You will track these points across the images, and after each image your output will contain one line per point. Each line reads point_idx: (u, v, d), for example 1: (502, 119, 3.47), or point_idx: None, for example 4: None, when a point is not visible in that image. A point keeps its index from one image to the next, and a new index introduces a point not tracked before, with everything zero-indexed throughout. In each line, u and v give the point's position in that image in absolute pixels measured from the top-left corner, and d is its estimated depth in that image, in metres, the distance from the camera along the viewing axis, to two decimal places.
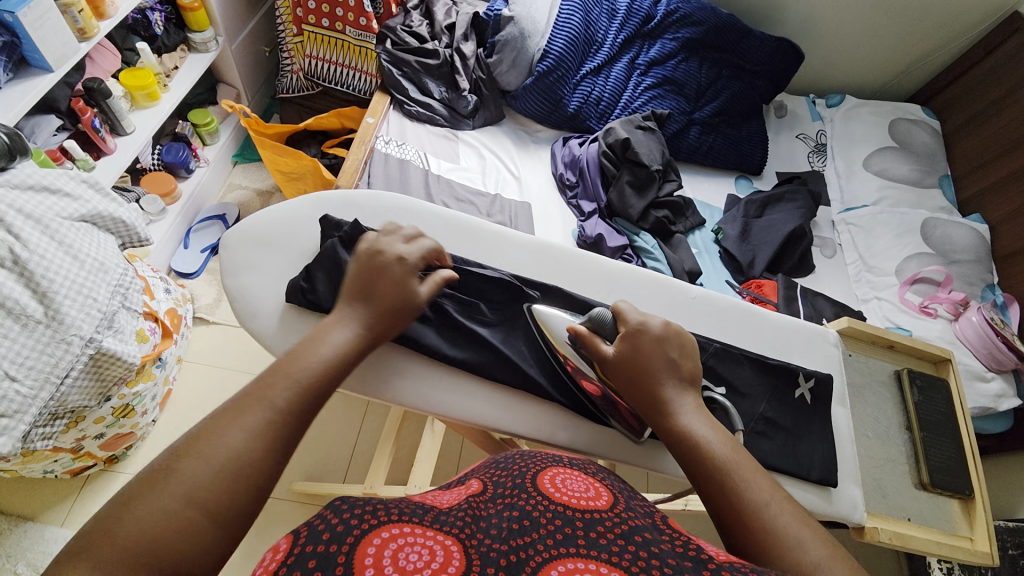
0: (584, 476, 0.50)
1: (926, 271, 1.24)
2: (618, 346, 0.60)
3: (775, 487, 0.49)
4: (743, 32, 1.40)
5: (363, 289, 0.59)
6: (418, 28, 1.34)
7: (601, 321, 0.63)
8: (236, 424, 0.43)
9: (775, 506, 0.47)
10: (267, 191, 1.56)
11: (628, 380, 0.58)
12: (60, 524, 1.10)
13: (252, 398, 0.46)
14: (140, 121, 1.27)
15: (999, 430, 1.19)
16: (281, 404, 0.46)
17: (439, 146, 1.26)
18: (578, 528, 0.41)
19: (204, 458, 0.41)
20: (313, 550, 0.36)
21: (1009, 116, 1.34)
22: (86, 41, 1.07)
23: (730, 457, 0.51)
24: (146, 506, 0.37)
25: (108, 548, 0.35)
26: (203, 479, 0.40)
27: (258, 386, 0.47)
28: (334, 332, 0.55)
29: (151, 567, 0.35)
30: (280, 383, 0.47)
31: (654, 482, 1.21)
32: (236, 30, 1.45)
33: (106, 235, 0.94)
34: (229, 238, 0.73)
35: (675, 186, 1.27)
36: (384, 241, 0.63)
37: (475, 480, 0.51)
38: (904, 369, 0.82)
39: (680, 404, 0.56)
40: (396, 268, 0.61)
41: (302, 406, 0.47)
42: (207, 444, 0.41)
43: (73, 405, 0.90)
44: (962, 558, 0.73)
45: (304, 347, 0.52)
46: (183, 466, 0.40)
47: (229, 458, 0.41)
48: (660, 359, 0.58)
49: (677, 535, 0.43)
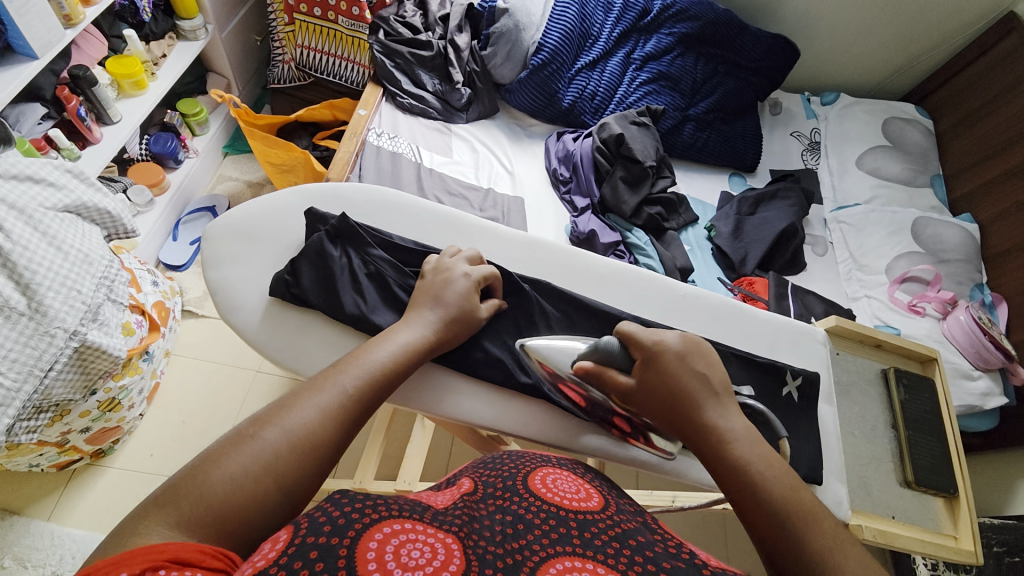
0: (574, 477, 0.50)
1: (916, 270, 1.25)
2: (637, 374, 0.59)
3: (838, 527, 0.49)
4: (739, 27, 1.39)
5: (430, 300, 0.64)
6: (411, 17, 1.31)
7: (610, 353, 0.60)
8: (311, 403, 0.49)
9: (840, 552, 0.46)
10: (257, 183, 1.54)
11: (660, 405, 0.57)
12: (46, 517, 1.09)
13: (326, 382, 0.51)
14: (127, 110, 1.24)
15: (984, 428, 1.20)
16: (347, 390, 0.51)
17: (431, 139, 1.25)
18: (571, 527, 0.41)
19: (280, 428, 0.46)
20: (314, 541, 0.34)
21: (1002, 116, 1.35)
22: (72, 28, 1.05)
23: (788, 496, 0.50)
24: (227, 467, 0.42)
25: (195, 498, 0.40)
26: (278, 447, 0.45)
27: (332, 372, 0.53)
28: (399, 334, 0.60)
29: (231, 516, 0.40)
30: (345, 372, 0.53)
31: (644, 480, 1.22)
32: (225, 19, 1.43)
33: (90, 226, 0.92)
34: (210, 231, 0.72)
35: (669, 182, 1.26)
36: (451, 260, 0.68)
37: (465, 480, 0.51)
38: (890, 368, 0.82)
39: (730, 428, 0.55)
40: (457, 284, 0.65)
41: (366, 397, 0.52)
42: (285, 417, 0.47)
43: (58, 399, 0.89)
44: (947, 556, 0.73)
45: (373, 344, 0.57)
46: (263, 434, 0.45)
47: (300, 431, 0.46)
48: (691, 379, 0.58)
49: (665, 533, 0.44)
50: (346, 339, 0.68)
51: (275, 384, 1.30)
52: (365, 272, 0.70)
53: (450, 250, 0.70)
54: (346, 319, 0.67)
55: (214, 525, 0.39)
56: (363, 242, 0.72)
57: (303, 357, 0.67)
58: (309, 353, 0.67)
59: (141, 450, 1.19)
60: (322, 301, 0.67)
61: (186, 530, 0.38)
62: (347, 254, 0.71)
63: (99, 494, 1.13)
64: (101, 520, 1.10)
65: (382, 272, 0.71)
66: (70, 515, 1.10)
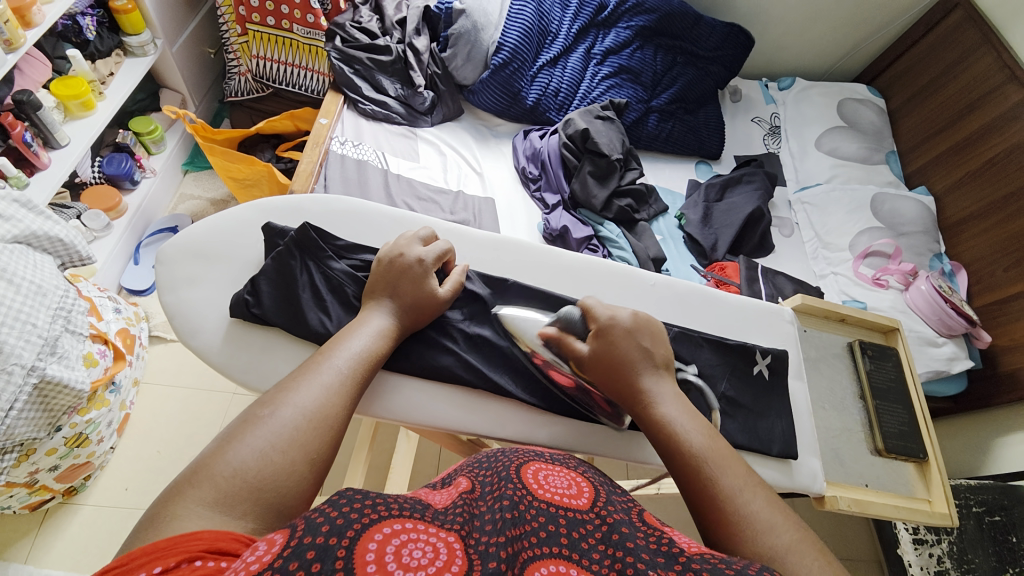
0: (566, 471, 0.47)
1: (877, 244, 1.29)
2: (591, 343, 0.62)
3: (749, 474, 0.51)
4: (694, 18, 1.42)
5: (386, 288, 0.62)
6: (367, 23, 1.29)
7: (569, 321, 0.65)
8: (312, 383, 0.49)
9: (748, 493, 0.49)
10: (221, 200, 1.50)
11: (606, 374, 0.60)
12: (23, 560, 1.04)
13: (320, 364, 0.52)
14: (75, 132, 1.19)
15: (952, 391, 1.25)
16: (343, 368, 0.53)
17: (397, 144, 1.24)
18: (561, 526, 0.39)
19: (291, 406, 0.46)
20: (311, 541, 0.32)
21: (949, 91, 1.41)
22: (13, 53, 0.99)
23: (708, 445, 0.53)
24: (245, 444, 0.42)
25: (224, 478, 0.39)
26: (295, 423, 0.45)
27: (321, 356, 0.53)
28: (371, 320, 0.60)
29: (269, 490, 0.40)
30: (333, 353, 0.54)
31: (633, 470, 1.22)
32: (175, 33, 1.38)
33: (42, 256, 0.87)
34: (163, 254, 0.70)
35: (637, 174, 1.27)
36: (406, 243, 0.66)
37: (460, 478, 0.48)
38: (855, 341, 0.85)
39: (657, 393, 0.57)
40: (419, 268, 0.64)
41: (359, 376, 0.54)
42: (289, 396, 0.47)
43: (22, 439, 0.85)
44: (922, 520, 0.76)
45: (348, 331, 0.58)
46: (275, 413, 0.45)
47: (310, 407, 0.47)
48: (635, 351, 0.60)
49: (653, 531, 0.41)
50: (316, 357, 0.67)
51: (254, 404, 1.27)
52: (327, 285, 0.69)
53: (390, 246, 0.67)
54: (311, 336, 0.66)
55: (255, 498, 0.40)
56: (322, 253, 0.70)
57: (270, 376, 0.66)
58: (277, 372, 0.66)
59: (116, 484, 1.14)
60: (285, 318, 0.66)
61: (223, 508, 0.38)
62: (307, 266, 0.69)
63: (76, 532, 1.08)
64: (81, 558, 1.06)
65: (344, 285, 0.69)
66: (47, 556, 1.05)
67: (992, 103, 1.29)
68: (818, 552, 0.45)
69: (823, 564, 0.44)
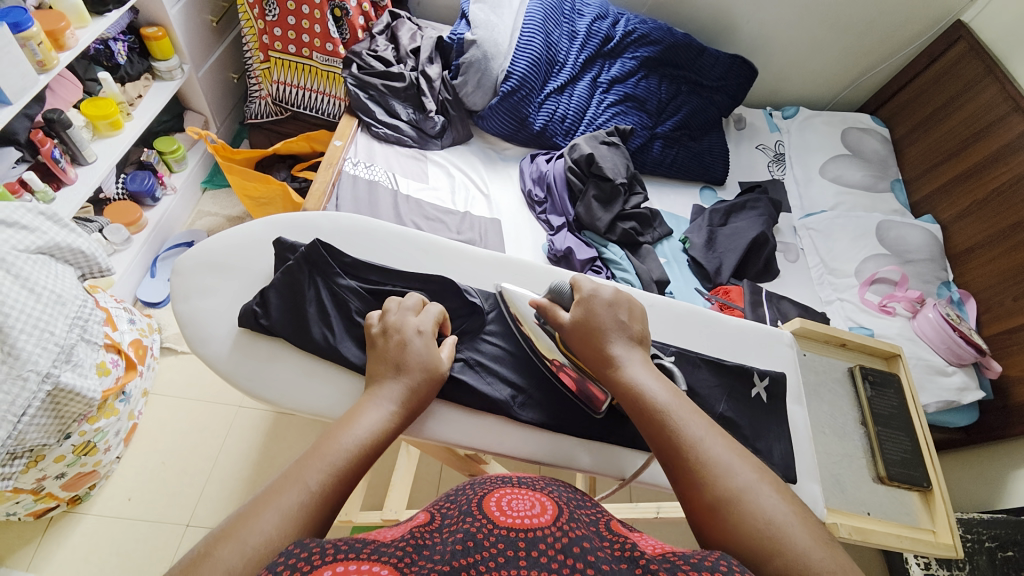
0: (531, 493, 0.46)
1: (883, 271, 1.29)
2: (573, 312, 0.64)
3: (711, 425, 0.53)
4: (698, 50, 1.46)
5: (392, 367, 0.61)
6: (383, 51, 1.35)
7: (558, 292, 0.66)
8: (273, 508, 0.43)
9: (709, 440, 0.50)
10: (237, 217, 1.55)
11: (581, 341, 0.62)
12: (25, 567, 1.05)
13: (290, 480, 0.46)
14: (102, 150, 1.25)
15: (963, 422, 1.23)
16: (312, 485, 0.46)
17: (407, 166, 1.28)
18: (520, 548, 0.37)
19: (238, 542, 0.40)
20: None
21: (953, 122, 1.43)
22: (45, 74, 1.05)
23: (670, 399, 0.55)
24: None
25: None
26: (240, 563, 0.38)
27: (295, 469, 0.47)
28: (366, 415, 0.55)
29: None
30: (311, 463, 0.48)
31: (637, 494, 1.20)
32: (201, 59, 1.46)
33: (64, 267, 0.90)
34: (180, 265, 0.73)
35: (641, 198, 1.29)
36: (397, 317, 0.65)
37: (420, 512, 0.46)
38: (856, 366, 0.85)
39: (627, 358, 0.59)
40: (420, 340, 0.63)
41: (331, 496, 0.47)
42: (246, 528, 0.41)
43: (32, 444, 0.87)
44: (927, 551, 0.74)
45: (340, 429, 0.53)
46: (219, 551, 0.39)
47: (261, 539, 0.40)
48: (610, 321, 0.62)
49: (617, 538, 0.41)
50: (319, 368, 0.69)
51: (259, 417, 1.28)
52: (332, 302, 0.71)
53: (376, 316, 0.66)
54: (314, 349, 0.68)
55: None
56: (330, 270, 0.72)
57: (274, 385, 0.67)
58: (280, 381, 0.68)
59: (120, 494, 1.15)
60: (290, 331, 0.69)
61: None
62: (315, 282, 0.72)
63: (77, 542, 1.09)
64: (81, 569, 1.06)
65: (348, 303, 0.71)
66: (48, 565, 1.06)
67: (996, 133, 1.31)
68: (774, 491, 0.46)
69: (780, 501, 0.46)
